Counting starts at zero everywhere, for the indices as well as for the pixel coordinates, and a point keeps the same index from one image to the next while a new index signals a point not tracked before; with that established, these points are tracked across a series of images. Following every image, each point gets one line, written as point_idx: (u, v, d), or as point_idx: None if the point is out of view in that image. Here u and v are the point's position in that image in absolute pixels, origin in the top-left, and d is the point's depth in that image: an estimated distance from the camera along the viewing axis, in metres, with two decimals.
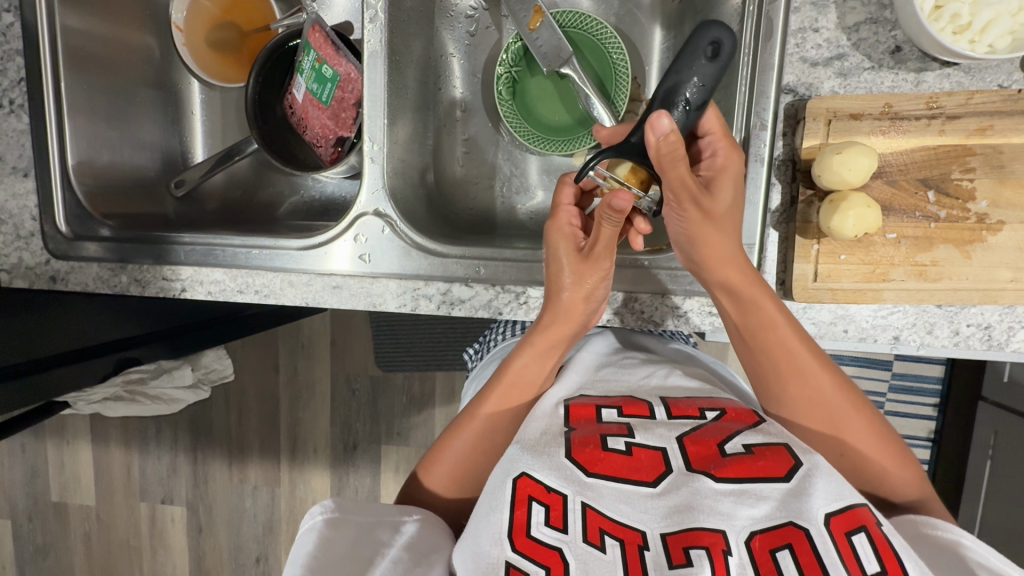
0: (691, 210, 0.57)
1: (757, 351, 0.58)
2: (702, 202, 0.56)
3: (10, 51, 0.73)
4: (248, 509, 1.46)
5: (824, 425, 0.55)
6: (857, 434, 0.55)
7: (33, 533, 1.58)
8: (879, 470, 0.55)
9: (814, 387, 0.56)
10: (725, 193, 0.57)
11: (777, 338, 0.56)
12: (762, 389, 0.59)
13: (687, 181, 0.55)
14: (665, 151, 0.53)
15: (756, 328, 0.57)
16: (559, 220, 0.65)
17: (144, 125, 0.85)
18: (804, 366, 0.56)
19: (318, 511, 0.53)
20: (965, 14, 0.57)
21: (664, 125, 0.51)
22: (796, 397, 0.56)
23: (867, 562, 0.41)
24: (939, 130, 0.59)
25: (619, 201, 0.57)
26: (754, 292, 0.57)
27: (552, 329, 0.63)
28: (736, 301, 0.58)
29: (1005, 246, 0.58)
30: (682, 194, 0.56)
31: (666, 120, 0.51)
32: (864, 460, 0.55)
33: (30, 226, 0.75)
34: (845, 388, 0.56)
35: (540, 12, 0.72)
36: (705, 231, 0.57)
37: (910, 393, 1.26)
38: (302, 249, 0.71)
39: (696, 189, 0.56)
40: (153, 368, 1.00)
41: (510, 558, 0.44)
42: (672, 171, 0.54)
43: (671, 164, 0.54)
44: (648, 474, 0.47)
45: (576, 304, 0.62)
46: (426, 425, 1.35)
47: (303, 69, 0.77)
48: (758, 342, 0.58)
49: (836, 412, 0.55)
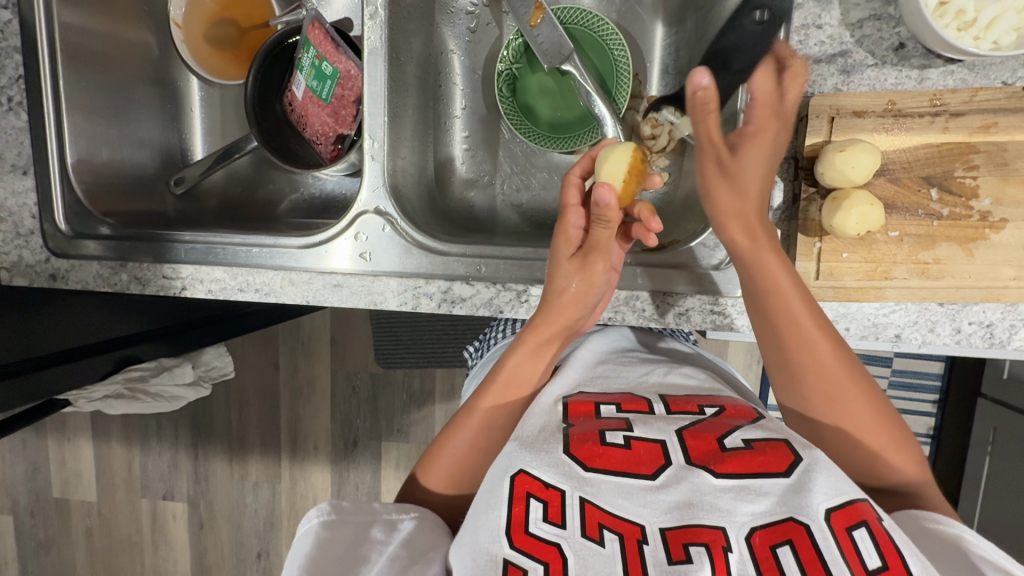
0: (711, 165, 0.60)
1: (762, 319, 0.58)
2: (724, 162, 0.60)
3: (8, 48, 0.73)
4: (249, 505, 1.46)
5: (823, 402, 0.56)
6: (858, 411, 0.55)
7: (35, 530, 1.58)
8: (871, 454, 0.54)
9: (817, 359, 0.55)
10: (753, 158, 0.58)
11: (784, 307, 0.56)
12: (768, 357, 0.59)
13: (712, 137, 0.60)
14: (697, 102, 0.59)
15: (763, 297, 0.57)
16: (568, 221, 0.64)
17: (143, 123, 0.85)
18: (810, 336, 0.56)
19: (313, 514, 0.53)
20: (970, 11, 0.57)
21: (701, 80, 0.58)
22: (799, 364, 0.56)
23: (869, 557, 0.40)
24: (942, 128, 0.58)
25: (604, 196, 0.59)
26: (760, 259, 0.57)
27: (542, 327, 0.63)
28: (743, 265, 0.58)
29: (1008, 243, 0.58)
30: (706, 148, 0.60)
31: (705, 76, 0.58)
32: (862, 439, 0.54)
33: (30, 224, 0.75)
34: (851, 363, 0.56)
35: (540, 7, 0.71)
36: (718, 186, 0.60)
37: (910, 389, 1.26)
38: (301, 247, 0.70)
39: (720, 146, 0.60)
40: (153, 367, 1.00)
41: (509, 555, 0.43)
42: (703, 125, 0.60)
43: (701, 115, 0.60)
44: (648, 467, 0.48)
45: (568, 305, 0.62)
46: (425, 422, 1.35)
47: (302, 65, 0.76)
48: (764, 308, 0.57)
49: (839, 388, 0.55)
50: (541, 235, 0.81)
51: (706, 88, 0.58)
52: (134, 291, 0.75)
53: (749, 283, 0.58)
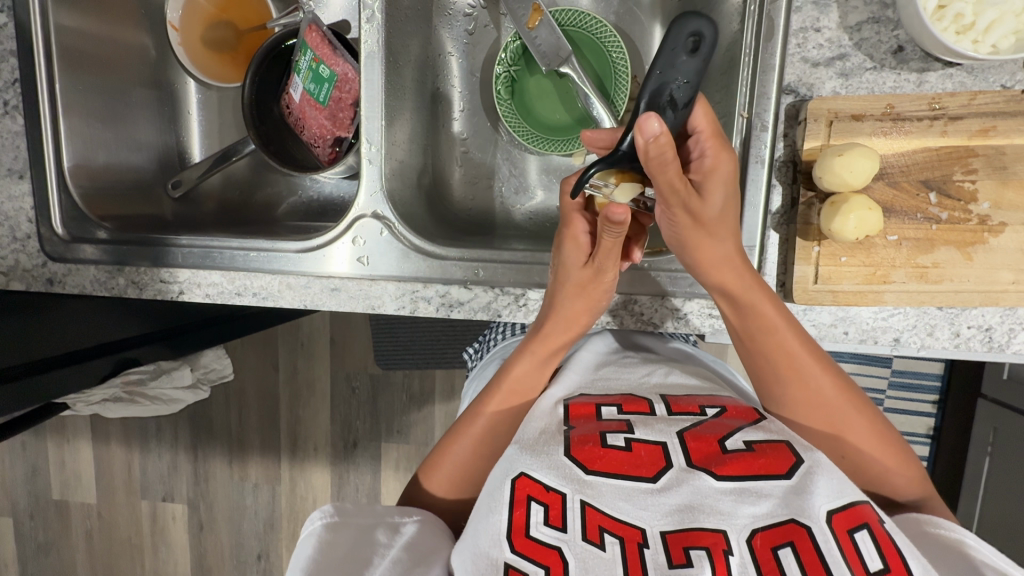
0: (681, 215, 0.55)
1: (755, 354, 0.58)
2: (693, 208, 0.54)
3: (4, 52, 0.73)
4: (249, 507, 1.46)
5: (825, 428, 0.56)
6: (860, 436, 0.55)
7: (35, 531, 1.58)
8: (885, 472, 0.55)
9: (813, 388, 0.56)
10: (717, 196, 0.54)
11: (777, 339, 0.56)
12: (762, 390, 0.59)
13: (677, 188, 0.52)
14: (654, 154, 0.48)
15: (756, 331, 0.57)
16: (575, 228, 0.62)
17: (140, 126, 0.84)
18: (806, 369, 0.56)
19: (318, 516, 0.53)
20: (969, 14, 0.56)
21: (654, 128, 0.46)
22: (796, 396, 0.56)
23: (870, 560, 0.41)
24: (942, 131, 0.58)
25: (617, 213, 0.54)
26: (753, 298, 0.56)
27: (552, 336, 0.63)
28: (734, 304, 0.57)
29: (1007, 247, 0.57)
30: (671, 198, 0.53)
31: (656, 122, 0.46)
32: (865, 459, 0.55)
33: (27, 228, 0.75)
34: (847, 391, 0.56)
35: (538, 10, 0.72)
36: (696, 237, 0.56)
37: (911, 390, 1.26)
38: (299, 251, 0.70)
39: (687, 193, 0.53)
40: (152, 369, 0.98)
41: (510, 559, 0.43)
42: (661, 175, 0.50)
43: (659, 167, 0.49)
44: (649, 470, 0.47)
45: (580, 314, 0.63)
46: (425, 423, 1.36)
47: (300, 68, 0.76)
48: (759, 344, 0.57)
49: (838, 414, 0.55)
50: (539, 237, 0.81)
51: (661, 133, 0.47)
52: (132, 295, 0.75)
53: (741, 319, 0.58)
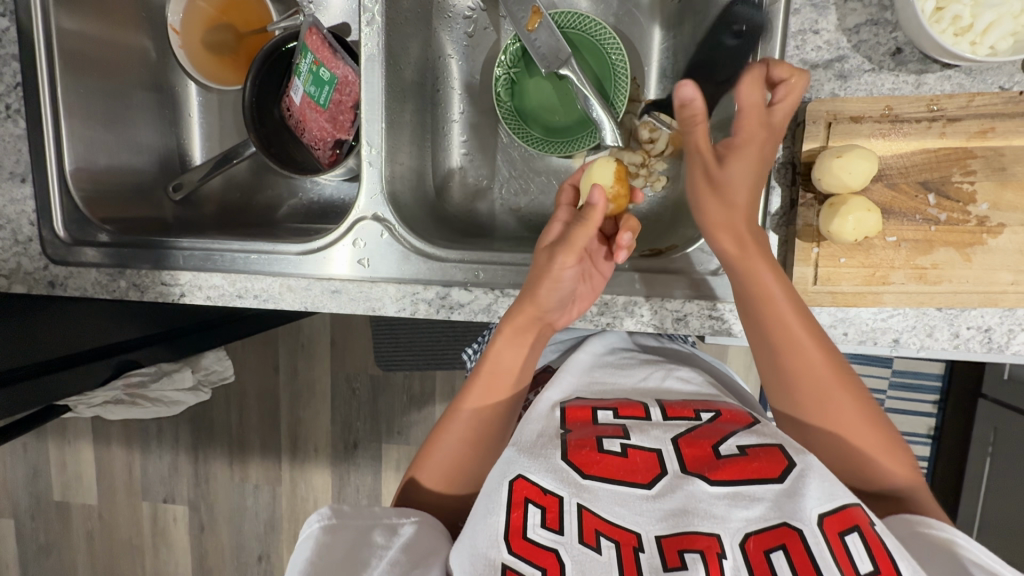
0: (699, 173, 0.60)
1: (756, 321, 0.58)
2: (712, 172, 0.59)
3: (5, 56, 0.73)
4: (250, 507, 1.46)
5: (815, 404, 0.56)
6: (849, 417, 0.55)
7: (37, 533, 1.59)
8: (871, 461, 0.54)
9: (810, 362, 0.56)
10: (738, 167, 0.58)
11: (778, 311, 0.56)
12: (761, 360, 0.59)
13: (699, 147, 0.60)
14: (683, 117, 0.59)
15: (760, 302, 0.57)
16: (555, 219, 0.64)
17: (141, 128, 0.85)
18: (805, 344, 0.56)
19: (315, 518, 0.53)
20: (966, 16, 0.56)
21: (686, 93, 0.57)
22: (794, 368, 0.56)
23: (861, 562, 0.41)
24: (940, 132, 0.58)
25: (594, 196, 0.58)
26: (756, 268, 0.57)
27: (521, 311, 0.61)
28: (739, 274, 0.58)
29: (1006, 248, 0.58)
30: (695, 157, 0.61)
31: (689, 89, 0.57)
32: (852, 443, 0.55)
33: (28, 232, 0.75)
34: (841, 370, 0.56)
35: (537, 12, 0.72)
36: (706, 199, 0.60)
37: (909, 389, 1.27)
38: (300, 253, 0.70)
39: (707, 156, 0.60)
40: (152, 371, 0.98)
41: (507, 560, 0.43)
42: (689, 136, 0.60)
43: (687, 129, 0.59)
44: (644, 476, 0.47)
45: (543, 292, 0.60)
46: (426, 423, 1.36)
47: (300, 71, 0.77)
48: (760, 312, 0.57)
49: (832, 391, 0.56)
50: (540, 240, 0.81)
51: (690, 98, 0.57)
52: (133, 298, 0.75)
53: (742, 289, 0.58)
